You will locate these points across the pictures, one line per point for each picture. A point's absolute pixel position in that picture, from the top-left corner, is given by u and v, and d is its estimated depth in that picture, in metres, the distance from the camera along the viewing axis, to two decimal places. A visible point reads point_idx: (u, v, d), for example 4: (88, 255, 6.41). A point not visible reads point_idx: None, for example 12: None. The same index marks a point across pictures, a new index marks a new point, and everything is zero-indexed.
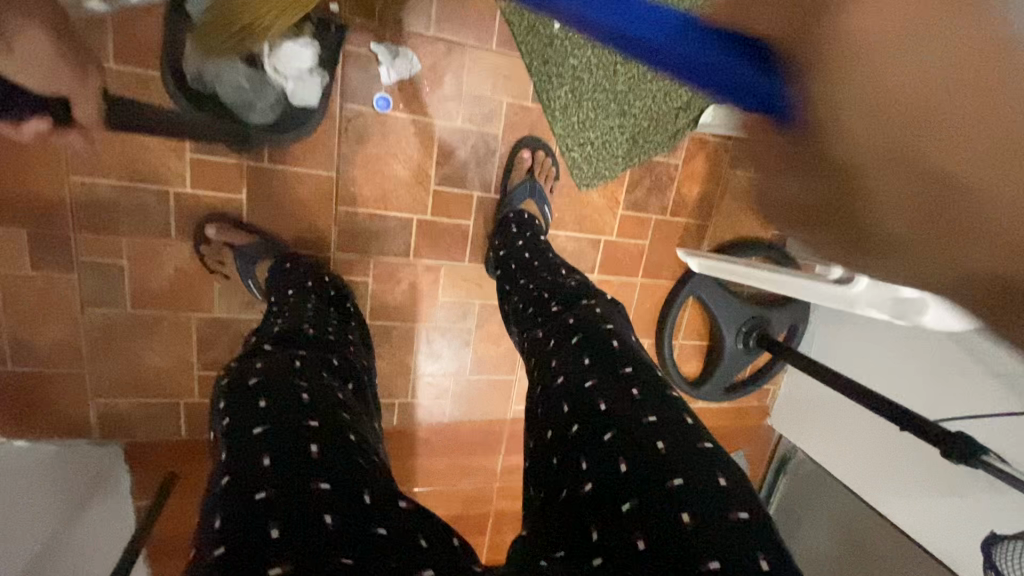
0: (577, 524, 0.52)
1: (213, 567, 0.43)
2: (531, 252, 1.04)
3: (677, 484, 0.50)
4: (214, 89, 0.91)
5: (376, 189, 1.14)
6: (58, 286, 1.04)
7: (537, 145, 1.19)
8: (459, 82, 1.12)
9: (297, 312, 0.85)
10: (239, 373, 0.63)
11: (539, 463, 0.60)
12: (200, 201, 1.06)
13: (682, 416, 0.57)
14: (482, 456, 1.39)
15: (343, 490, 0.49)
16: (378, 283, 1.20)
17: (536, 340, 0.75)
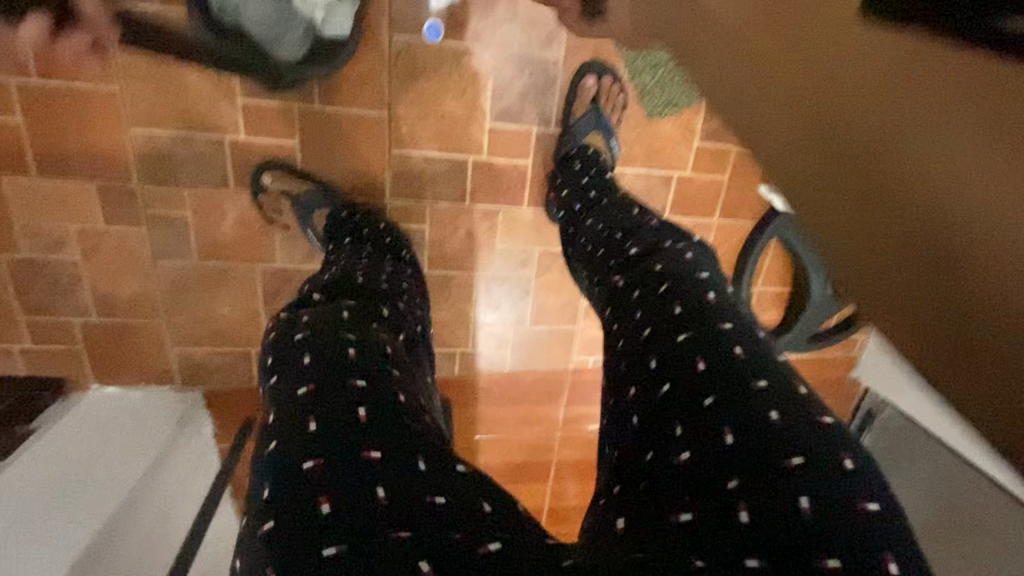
0: (665, 492, 0.45)
1: (275, 538, 0.40)
2: (599, 193, 0.95)
3: (796, 464, 0.43)
4: (240, 20, 0.82)
5: (429, 129, 1.07)
6: (131, 240, 1.07)
7: (603, 71, 1.08)
8: (515, 3, 1.01)
9: (350, 261, 0.82)
10: (291, 324, 0.60)
11: (619, 424, 0.54)
12: (254, 149, 1.04)
13: (794, 385, 0.50)
14: (544, 406, 1.36)
15: (403, 457, 0.45)
16: (434, 231, 1.16)
17: (612, 287, 0.69)
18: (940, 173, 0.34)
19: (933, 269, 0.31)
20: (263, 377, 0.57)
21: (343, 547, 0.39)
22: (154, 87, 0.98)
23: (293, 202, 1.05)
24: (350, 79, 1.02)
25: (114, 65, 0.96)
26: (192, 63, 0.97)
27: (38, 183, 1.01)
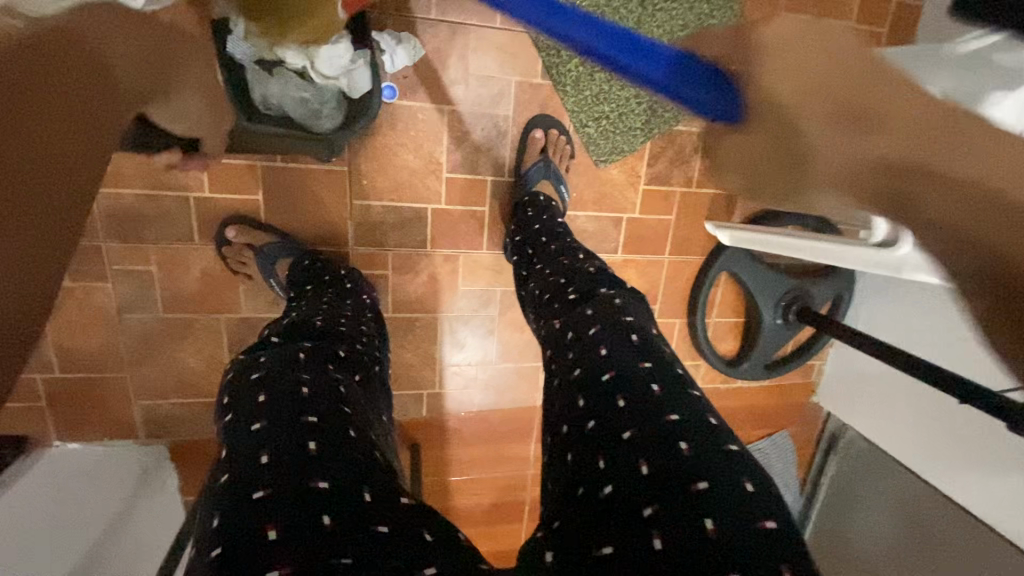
0: (588, 522, 0.48)
1: (213, 569, 0.43)
2: (548, 237, 1.00)
3: (701, 488, 0.46)
4: (283, 109, 0.93)
5: (390, 180, 1.13)
6: (96, 295, 1.09)
7: (549, 124, 1.15)
8: (465, 65, 1.09)
9: (312, 307, 0.85)
10: (246, 367, 0.63)
11: (554, 461, 0.57)
12: (219, 205, 1.08)
13: (705, 417, 0.53)
14: (514, 444, 1.38)
15: (343, 489, 0.47)
16: (397, 276, 1.20)
17: (552, 330, 0.73)
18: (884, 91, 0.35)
19: (985, 207, 0.29)
20: (220, 418, 0.59)
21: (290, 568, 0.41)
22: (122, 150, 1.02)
23: (257, 251, 1.07)
24: None
25: None
26: None
27: None
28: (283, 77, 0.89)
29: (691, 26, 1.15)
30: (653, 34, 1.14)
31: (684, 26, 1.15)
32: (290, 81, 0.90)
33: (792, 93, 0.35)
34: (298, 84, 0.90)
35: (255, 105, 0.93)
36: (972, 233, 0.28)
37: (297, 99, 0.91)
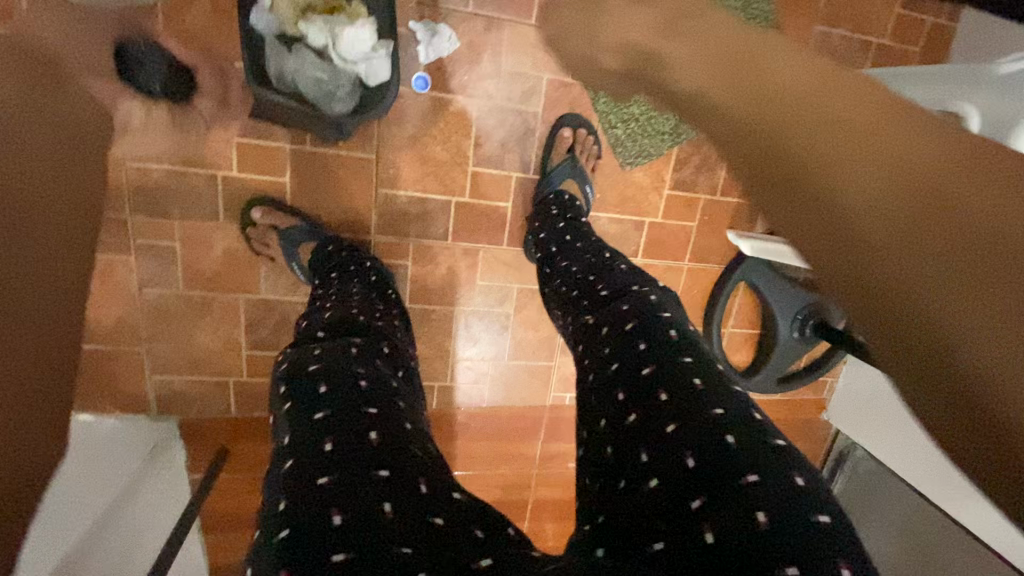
0: (639, 522, 0.47)
1: (277, 547, 0.43)
2: (575, 235, 1.00)
3: (750, 479, 0.46)
4: (296, 83, 0.94)
5: (415, 171, 1.13)
6: (117, 268, 1.09)
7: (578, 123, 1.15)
8: (498, 59, 1.09)
9: (344, 297, 0.85)
10: (300, 357, 0.63)
11: (593, 457, 0.57)
12: (245, 185, 1.09)
13: (749, 412, 0.53)
14: (520, 443, 1.37)
15: (402, 479, 0.48)
16: (416, 266, 1.20)
17: (585, 326, 0.72)
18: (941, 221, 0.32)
19: (967, 295, 0.29)
20: (274, 408, 0.60)
21: (354, 552, 0.41)
22: (153, 124, 1.03)
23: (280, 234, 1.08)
24: None
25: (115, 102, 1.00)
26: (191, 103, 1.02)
27: None
28: (301, 52, 0.92)
29: None
30: None
31: None
32: (311, 65, 0.92)
33: (847, 159, 0.36)
34: (316, 62, 0.92)
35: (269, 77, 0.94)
36: (967, 283, 0.29)
37: (313, 76, 0.92)
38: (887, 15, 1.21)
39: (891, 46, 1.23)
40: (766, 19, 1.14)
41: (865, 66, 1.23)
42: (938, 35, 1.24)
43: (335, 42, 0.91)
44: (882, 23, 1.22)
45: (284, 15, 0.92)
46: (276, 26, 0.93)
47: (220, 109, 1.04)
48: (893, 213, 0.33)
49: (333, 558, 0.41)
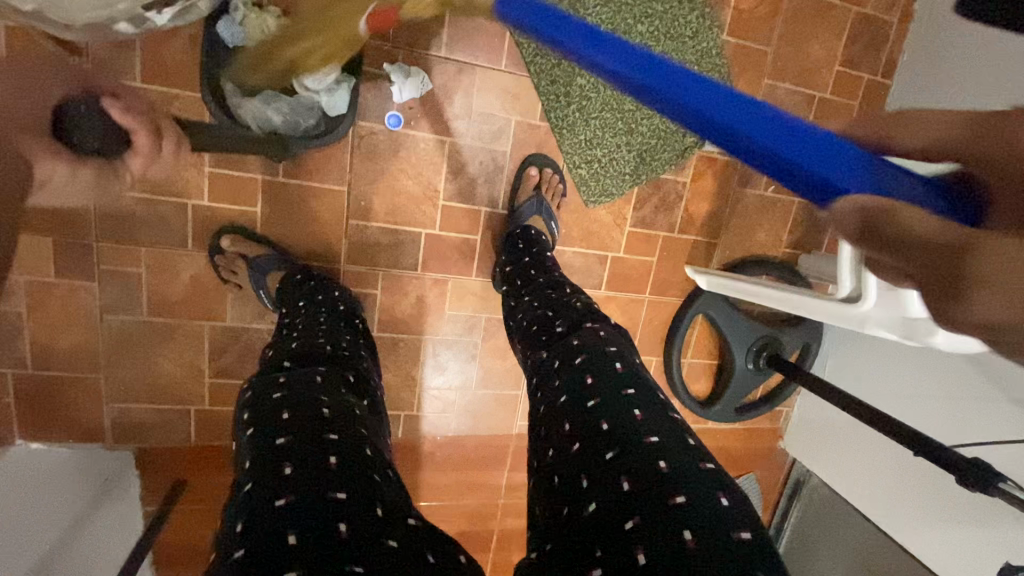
0: (581, 544, 0.50)
1: (235, 568, 0.44)
2: (537, 269, 1.04)
3: (680, 499, 0.49)
4: (252, 108, 0.97)
5: (386, 203, 1.16)
6: (80, 293, 1.08)
7: (545, 163, 1.21)
8: (469, 101, 1.15)
9: (311, 326, 0.86)
10: (263, 386, 0.64)
11: (543, 482, 0.59)
12: (216, 214, 1.10)
13: (684, 438, 0.57)
14: (487, 472, 1.38)
15: (358, 500, 0.49)
16: (385, 296, 1.22)
17: (543, 357, 0.76)
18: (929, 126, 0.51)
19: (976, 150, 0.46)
20: (237, 434, 0.61)
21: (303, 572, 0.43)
22: None
23: (250, 263, 1.09)
24: (314, 158, 1.11)
25: None
26: None
27: None
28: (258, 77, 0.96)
29: None
30: None
31: None
32: (269, 89, 0.96)
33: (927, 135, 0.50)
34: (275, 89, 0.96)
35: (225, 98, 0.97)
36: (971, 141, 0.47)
37: (266, 95, 0.95)
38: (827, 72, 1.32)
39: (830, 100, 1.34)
40: (719, 73, 1.24)
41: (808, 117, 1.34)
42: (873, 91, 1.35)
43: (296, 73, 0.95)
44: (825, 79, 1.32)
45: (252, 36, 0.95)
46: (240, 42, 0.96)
47: None
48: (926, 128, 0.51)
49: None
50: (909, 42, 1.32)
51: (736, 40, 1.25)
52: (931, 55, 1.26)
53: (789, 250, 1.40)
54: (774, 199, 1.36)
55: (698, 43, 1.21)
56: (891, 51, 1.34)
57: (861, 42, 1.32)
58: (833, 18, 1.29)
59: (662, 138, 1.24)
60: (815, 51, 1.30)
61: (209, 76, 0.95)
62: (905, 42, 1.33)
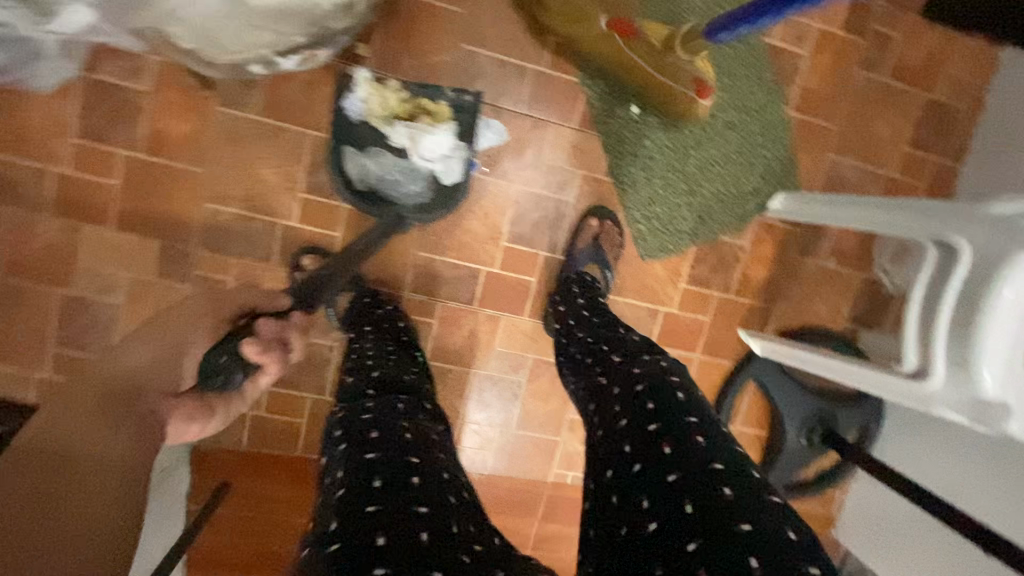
0: (642, 565, 0.52)
1: (329, 562, 0.48)
2: (591, 310, 1.07)
3: (746, 529, 0.50)
4: (375, 180, 1.13)
5: (453, 239, 1.24)
6: (175, 294, 1.20)
7: (606, 215, 1.25)
8: (540, 154, 1.23)
9: (380, 353, 0.92)
10: (353, 409, 0.69)
11: (602, 503, 0.61)
12: (301, 234, 1.21)
13: (748, 467, 0.57)
14: (518, 518, 1.36)
15: (438, 514, 0.52)
16: (440, 327, 1.28)
17: (604, 393, 0.75)
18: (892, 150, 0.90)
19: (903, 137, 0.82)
20: (327, 448, 0.66)
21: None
22: (232, 174, 1.17)
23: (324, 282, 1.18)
24: None
25: (205, 151, 1.15)
26: (269, 160, 1.17)
27: (112, 233, 1.17)
28: (381, 153, 1.11)
29: (745, 152, 1.27)
30: (709, 155, 1.26)
31: (738, 151, 1.27)
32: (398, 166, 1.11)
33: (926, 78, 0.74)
34: (396, 161, 1.11)
35: (349, 177, 1.13)
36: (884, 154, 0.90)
37: (388, 167, 1.11)
38: (894, 152, 1.33)
39: (896, 179, 1.34)
40: (782, 144, 1.28)
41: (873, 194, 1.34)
42: (943, 174, 1.35)
43: (415, 147, 1.11)
44: (892, 159, 1.33)
45: (374, 109, 1.12)
46: (366, 115, 1.12)
47: (293, 168, 1.18)
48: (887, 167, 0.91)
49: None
50: (980, 130, 1.33)
51: (803, 116, 1.29)
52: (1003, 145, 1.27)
53: (849, 324, 1.37)
54: (835, 271, 1.35)
55: (763, 116, 1.27)
56: (962, 137, 1.34)
57: (930, 126, 1.33)
58: (903, 101, 1.31)
59: (721, 202, 1.28)
60: (882, 131, 1.32)
61: (336, 162, 1.12)
62: (976, 129, 1.34)
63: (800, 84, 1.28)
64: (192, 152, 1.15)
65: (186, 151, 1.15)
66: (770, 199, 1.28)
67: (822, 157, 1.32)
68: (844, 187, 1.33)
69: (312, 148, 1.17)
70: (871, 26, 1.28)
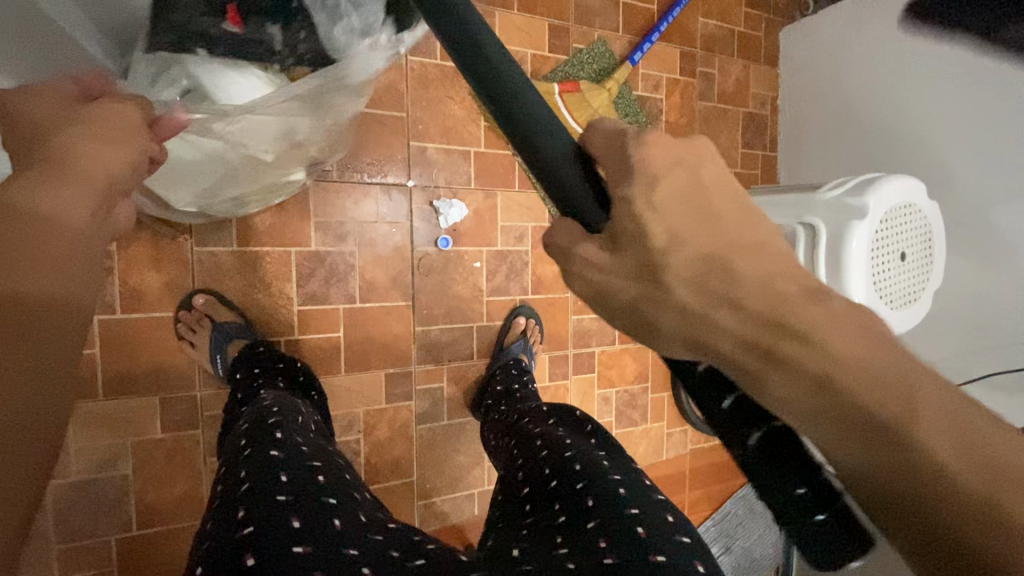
0: (585, 556, 0.68)
1: None
2: (515, 383, 1.29)
3: (660, 559, 0.68)
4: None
5: (443, 308, 1.38)
6: (184, 444, 1.15)
7: (532, 313, 1.48)
8: (496, 218, 1.43)
9: (258, 418, 0.87)
10: (359, 534, 0.71)
11: (506, 533, 0.78)
12: (305, 345, 1.25)
13: (664, 515, 0.74)
14: None
15: (542, 559, 0.69)
16: (451, 387, 1.40)
17: (515, 475, 0.88)
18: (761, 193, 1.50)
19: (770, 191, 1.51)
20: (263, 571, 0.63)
21: (310, 546, 0.66)
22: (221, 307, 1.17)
23: (215, 326, 1.13)
24: (383, 281, 1.31)
25: (188, 293, 1.14)
26: (256, 284, 1.20)
27: (103, 404, 1.09)
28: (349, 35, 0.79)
29: None
30: None
31: None
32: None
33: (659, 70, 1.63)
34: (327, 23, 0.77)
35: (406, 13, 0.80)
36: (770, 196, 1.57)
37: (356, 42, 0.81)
38: (735, 154, 1.79)
39: (741, 172, 1.80)
40: None
41: None
42: (768, 161, 1.85)
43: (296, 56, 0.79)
44: (734, 159, 1.79)
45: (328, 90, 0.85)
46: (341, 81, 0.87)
47: (283, 287, 1.23)
48: (762, 187, 1.61)
49: (243, 531, 0.66)
50: (780, 126, 1.85)
51: (672, 143, 1.68)
52: (799, 133, 1.79)
53: None
54: None
55: None
56: (771, 133, 1.85)
57: (751, 131, 1.81)
58: (731, 117, 1.77)
59: None
60: (724, 141, 1.77)
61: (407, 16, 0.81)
62: (779, 125, 1.85)
63: (663, 120, 1.66)
64: (177, 299, 1.14)
65: (168, 298, 1.13)
66: None
67: None
68: None
69: (297, 263, 1.23)
70: (697, 68, 1.70)
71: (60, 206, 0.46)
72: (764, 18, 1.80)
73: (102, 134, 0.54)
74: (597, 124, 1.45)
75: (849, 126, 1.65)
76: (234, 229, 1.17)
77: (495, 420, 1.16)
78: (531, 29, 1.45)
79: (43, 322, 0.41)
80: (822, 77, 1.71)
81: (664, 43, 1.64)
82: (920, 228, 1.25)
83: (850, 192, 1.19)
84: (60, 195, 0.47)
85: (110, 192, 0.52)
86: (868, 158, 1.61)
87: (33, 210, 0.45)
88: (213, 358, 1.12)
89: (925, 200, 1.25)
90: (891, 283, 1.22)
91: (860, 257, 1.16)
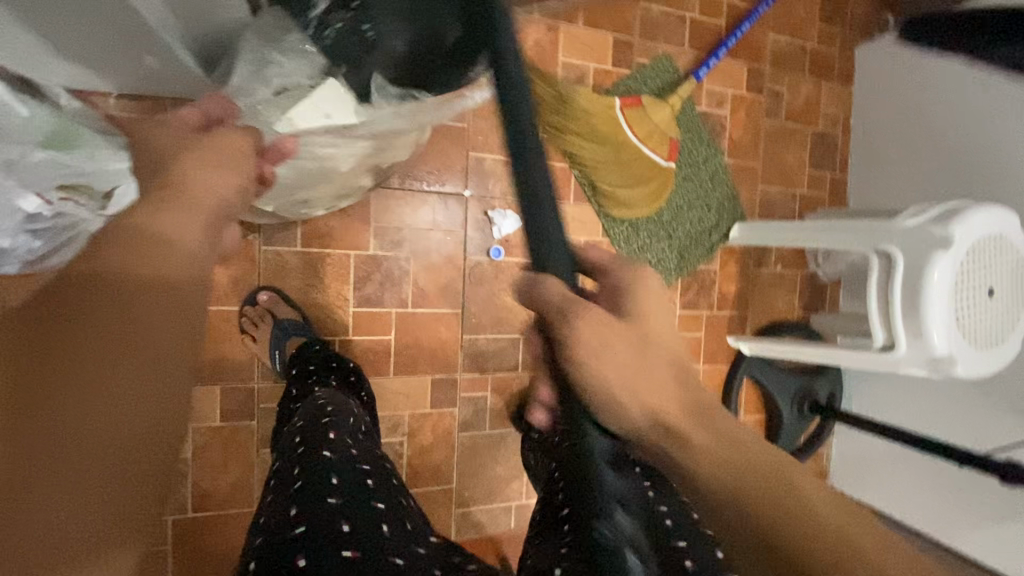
0: None
1: None
2: None
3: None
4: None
5: (492, 318, 1.38)
6: (240, 434, 1.20)
7: None
8: None
9: (314, 416, 0.90)
10: (402, 544, 0.71)
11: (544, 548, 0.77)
12: (357, 346, 1.28)
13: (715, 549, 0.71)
14: None
15: None
16: (494, 397, 1.40)
17: (554, 495, 0.86)
18: (826, 218, 1.41)
19: (837, 215, 1.43)
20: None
21: (358, 551, 0.66)
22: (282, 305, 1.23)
23: (277, 323, 1.17)
24: (437, 288, 1.33)
25: (251, 290, 1.20)
26: (315, 285, 1.25)
27: None
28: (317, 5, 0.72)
29: (702, 198, 1.56)
30: (678, 205, 1.53)
31: (697, 197, 1.56)
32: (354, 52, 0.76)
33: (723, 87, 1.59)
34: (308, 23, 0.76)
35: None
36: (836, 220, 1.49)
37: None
38: (802, 175, 1.71)
39: (807, 194, 1.72)
40: (727, 185, 1.60)
41: (795, 207, 1.71)
42: (836, 184, 1.76)
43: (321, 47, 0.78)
44: (800, 180, 1.71)
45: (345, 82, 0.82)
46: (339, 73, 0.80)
47: (341, 289, 1.26)
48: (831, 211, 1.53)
49: (295, 532, 0.68)
50: (852, 147, 1.76)
51: (734, 161, 1.63)
52: (873, 155, 1.70)
53: (803, 313, 1.69)
54: (784, 273, 1.67)
55: (709, 167, 1.58)
56: (842, 155, 1.76)
57: (820, 152, 1.73)
58: (798, 136, 1.70)
59: (695, 240, 1.56)
60: (791, 161, 1.70)
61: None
62: (850, 146, 1.76)
63: (727, 137, 1.61)
64: (242, 295, 1.19)
65: (234, 294, 1.19)
66: (729, 231, 1.57)
67: (755, 188, 1.66)
68: (775, 207, 1.69)
69: (355, 266, 1.26)
70: (766, 85, 1.64)
71: (178, 224, 0.46)
72: (838, 35, 1.72)
73: (208, 157, 0.56)
74: (654, 142, 1.42)
75: (928, 150, 1.55)
76: (299, 231, 1.22)
77: (537, 436, 1.15)
78: (595, 44, 1.44)
79: (167, 302, 0.41)
80: (902, 97, 1.61)
81: (732, 59, 1.59)
82: (1012, 263, 1.15)
83: (933, 221, 1.11)
84: (175, 216, 0.47)
85: (223, 213, 0.53)
86: (951, 184, 1.50)
87: (148, 225, 0.45)
88: (272, 354, 1.17)
89: (1021, 233, 1.15)
90: (975, 322, 1.12)
91: (939, 289, 1.08)
